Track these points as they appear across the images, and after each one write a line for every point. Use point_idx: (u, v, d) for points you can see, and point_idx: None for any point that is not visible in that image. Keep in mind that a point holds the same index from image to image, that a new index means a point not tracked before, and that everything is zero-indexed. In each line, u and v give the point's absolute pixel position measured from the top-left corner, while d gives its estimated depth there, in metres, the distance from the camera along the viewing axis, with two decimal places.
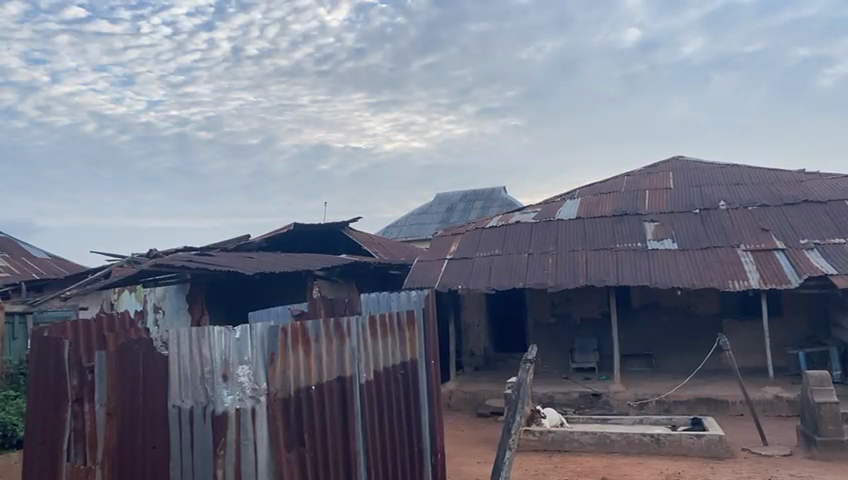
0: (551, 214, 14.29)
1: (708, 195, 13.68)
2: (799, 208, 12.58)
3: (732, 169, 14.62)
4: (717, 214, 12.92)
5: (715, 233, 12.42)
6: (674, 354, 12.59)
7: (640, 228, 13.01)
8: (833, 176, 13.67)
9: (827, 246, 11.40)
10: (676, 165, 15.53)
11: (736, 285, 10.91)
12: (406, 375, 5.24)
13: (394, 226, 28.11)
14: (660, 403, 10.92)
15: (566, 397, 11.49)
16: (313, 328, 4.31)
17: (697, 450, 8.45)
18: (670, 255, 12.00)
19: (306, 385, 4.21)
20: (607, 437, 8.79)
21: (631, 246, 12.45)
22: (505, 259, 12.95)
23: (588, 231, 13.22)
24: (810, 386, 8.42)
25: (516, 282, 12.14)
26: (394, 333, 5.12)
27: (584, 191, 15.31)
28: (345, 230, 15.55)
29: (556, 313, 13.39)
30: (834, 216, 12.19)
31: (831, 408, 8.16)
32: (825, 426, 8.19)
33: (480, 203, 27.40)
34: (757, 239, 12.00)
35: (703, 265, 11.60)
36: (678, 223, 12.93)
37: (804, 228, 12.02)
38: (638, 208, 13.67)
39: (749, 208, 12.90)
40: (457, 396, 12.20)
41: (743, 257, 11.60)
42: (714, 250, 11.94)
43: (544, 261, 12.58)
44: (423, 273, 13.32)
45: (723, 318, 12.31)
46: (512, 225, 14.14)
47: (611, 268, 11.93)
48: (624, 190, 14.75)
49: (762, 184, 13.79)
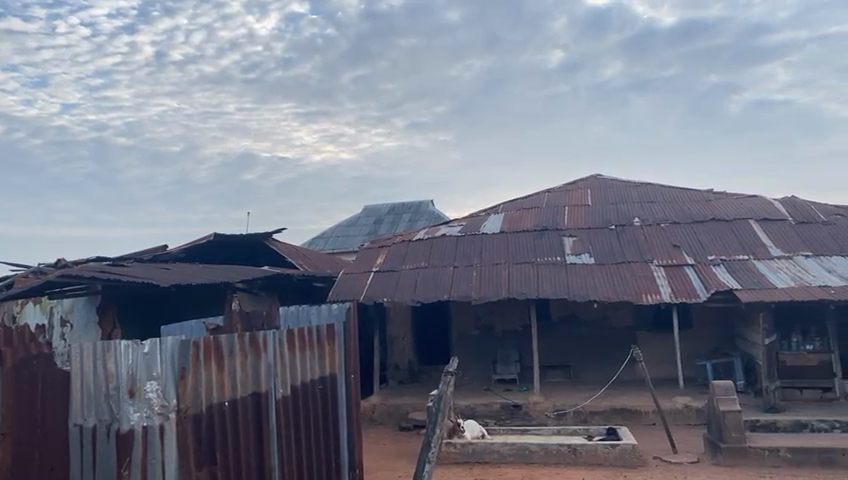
0: (476, 228, 14.48)
1: (624, 212, 14.22)
2: (707, 226, 13.27)
3: (646, 188, 15.26)
4: (631, 230, 13.47)
5: (629, 249, 12.91)
6: (591, 365, 12.97)
7: (560, 243, 13.37)
8: (738, 197, 14.50)
9: (731, 262, 12.04)
10: (594, 182, 16.08)
11: (650, 298, 11.35)
12: (326, 391, 5.16)
13: (319, 237, 27.87)
14: (578, 413, 11.22)
15: (488, 408, 11.63)
16: (227, 343, 4.19)
17: (611, 459, 8.72)
18: (587, 268, 12.40)
19: (219, 401, 4.09)
20: (526, 448, 8.94)
21: (551, 261, 12.77)
22: (430, 272, 13.02)
23: (511, 245, 13.48)
24: (716, 395, 8.83)
25: (441, 294, 12.22)
26: (312, 347, 5.05)
27: (508, 206, 15.61)
28: (268, 242, 15.26)
29: (480, 326, 13.55)
30: (738, 233, 12.93)
31: (735, 416, 8.59)
32: (730, 434, 8.61)
33: (408, 216, 27.53)
34: (669, 255, 12.54)
35: (618, 280, 12.02)
36: (596, 239, 13.38)
37: (711, 245, 12.68)
38: (558, 223, 14.06)
39: (661, 225, 13.51)
40: (380, 409, 12.15)
41: (656, 271, 12.12)
42: (629, 265, 12.40)
43: (468, 274, 12.74)
44: (347, 285, 13.23)
45: (637, 330, 12.80)
46: (438, 239, 14.26)
47: (532, 281, 12.22)
48: (545, 206, 15.14)
49: (673, 203, 14.46)
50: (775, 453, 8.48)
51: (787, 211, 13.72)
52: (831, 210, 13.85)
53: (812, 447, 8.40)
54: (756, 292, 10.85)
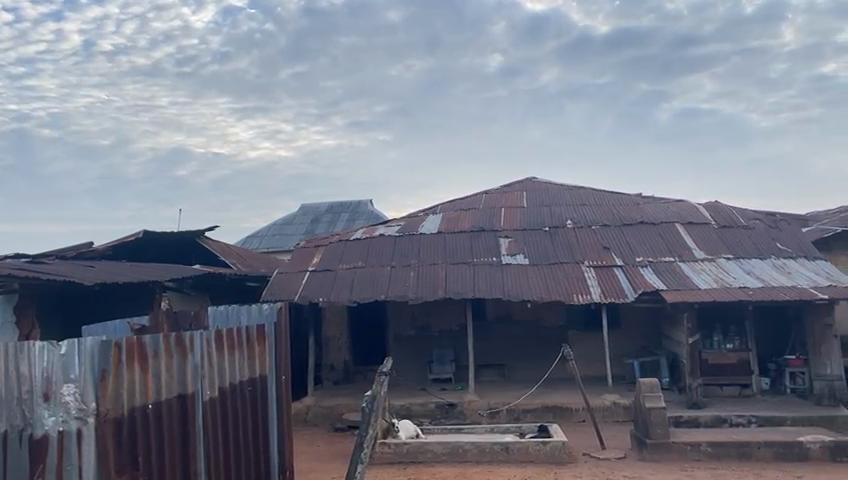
0: (413, 228, 14.51)
1: (558, 214, 14.52)
2: (636, 229, 13.70)
3: (579, 191, 15.64)
4: (565, 232, 13.77)
5: (562, 250, 13.20)
6: (525, 364, 13.19)
7: (495, 244, 13.55)
8: (665, 201, 15.04)
9: (658, 264, 12.47)
10: (530, 185, 16.36)
11: (581, 298, 11.64)
12: (255, 392, 5.06)
13: (255, 235, 27.36)
14: (511, 411, 11.40)
15: (423, 408, 11.68)
16: (152, 343, 4.05)
17: (542, 457, 8.89)
18: (522, 269, 12.61)
19: (143, 404, 3.95)
20: (460, 447, 9.00)
21: (486, 261, 12.93)
22: (366, 272, 12.97)
23: (448, 246, 13.57)
24: (642, 393, 9.13)
25: (377, 294, 12.19)
26: (242, 348, 4.94)
27: (445, 206, 15.70)
28: (199, 240, 14.86)
29: (416, 326, 13.57)
30: (665, 236, 13.41)
31: (660, 413, 8.89)
32: (655, 430, 8.91)
33: (346, 215, 27.35)
34: (600, 256, 12.89)
35: (551, 280, 12.27)
36: (530, 240, 13.62)
37: (639, 247, 13.10)
38: (494, 224, 14.24)
39: (593, 227, 13.87)
40: (314, 410, 12.02)
41: (587, 272, 12.43)
42: (562, 266, 12.68)
43: (405, 274, 12.75)
44: (282, 285, 13.03)
45: (569, 330, 13.10)
46: (375, 238, 14.21)
47: (468, 281, 12.33)
48: (481, 207, 15.30)
49: (605, 206, 14.87)
50: (696, 448, 8.81)
51: (710, 216, 14.32)
52: (750, 215, 14.54)
53: (730, 441, 8.79)
54: (681, 293, 11.28)
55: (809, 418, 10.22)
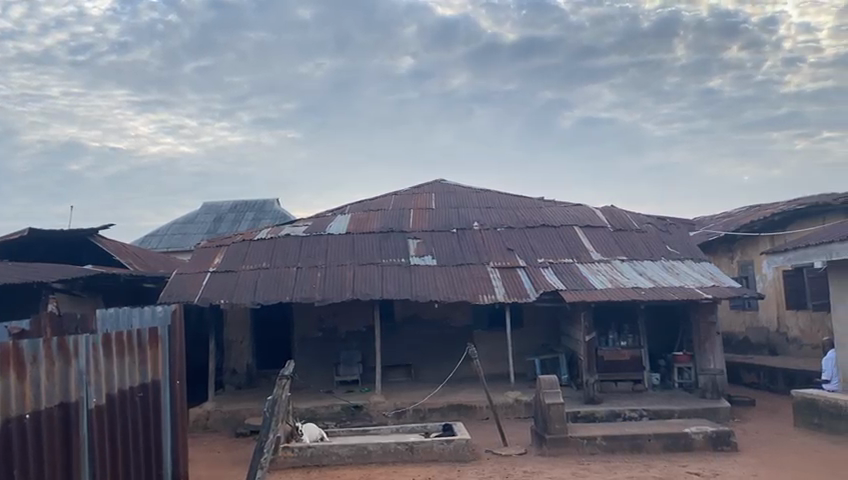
0: (321, 228, 14.33)
1: (465, 216, 14.76)
2: (538, 232, 14.15)
3: (486, 194, 15.96)
4: (471, 234, 14.03)
5: (469, 252, 13.42)
6: (430, 364, 13.32)
7: (404, 245, 13.60)
8: (567, 205, 15.60)
9: (559, 265, 12.91)
10: (438, 187, 16.54)
11: (486, 298, 11.88)
12: (147, 398, 4.84)
13: (152, 234, 26.19)
14: (417, 411, 11.48)
15: (329, 410, 11.56)
16: (31, 348, 3.77)
17: (446, 455, 9.00)
18: (429, 270, 12.74)
19: (19, 414, 3.67)
20: (365, 448, 8.98)
21: (395, 262, 12.95)
22: (271, 273, 12.69)
23: (356, 247, 13.50)
24: (542, 389, 9.42)
25: (283, 295, 11.95)
26: (132, 351, 4.71)
27: (354, 207, 15.62)
28: (91, 238, 14.04)
29: (322, 328, 13.39)
30: (565, 239, 13.92)
31: (559, 409, 9.19)
32: (554, 425, 9.22)
33: (251, 215, 26.67)
34: (504, 258, 13.21)
35: (457, 281, 12.45)
36: (437, 242, 13.77)
37: (542, 249, 13.53)
38: (403, 225, 14.29)
39: (498, 229, 14.20)
40: (215, 415, 11.63)
41: (492, 273, 12.71)
42: (469, 267, 12.90)
43: (311, 275, 12.57)
44: (181, 286, 12.54)
45: (474, 329, 13.33)
46: (280, 238, 13.94)
47: (375, 282, 12.30)
48: (390, 208, 15.32)
49: (510, 209, 15.25)
50: (592, 442, 9.18)
51: (608, 220, 14.98)
52: (644, 219, 15.32)
53: (623, 434, 9.21)
54: (580, 293, 11.72)
55: (694, 411, 10.90)
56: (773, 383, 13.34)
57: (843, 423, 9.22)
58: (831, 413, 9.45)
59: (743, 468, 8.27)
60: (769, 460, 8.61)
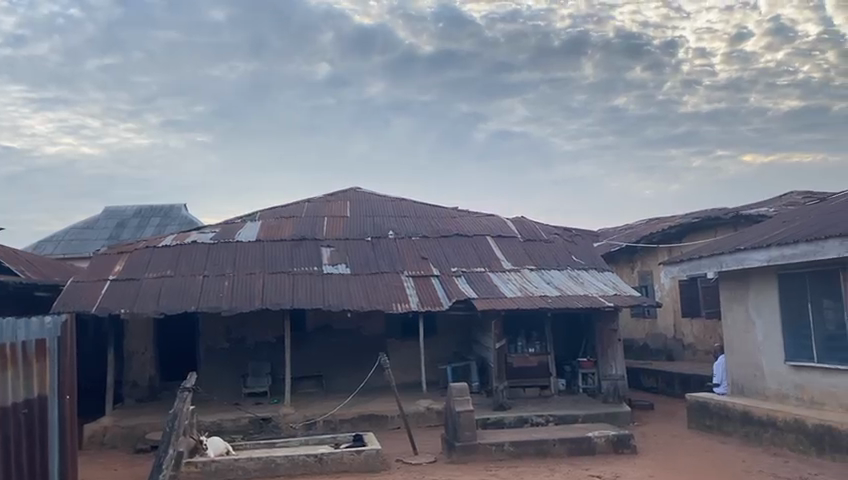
0: (231, 235, 13.95)
1: (379, 225, 14.75)
2: (452, 241, 14.33)
3: (400, 203, 16.01)
4: (385, 242, 14.03)
5: (383, 260, 13.41)
6: (342, 374, 13.19)
7: (317, 253, 13.44)
8: (479, 215, 15.89)
9: (471, 274, 13.12)
10: (353, 194, 16.46)
11: (399, 307, 11.89)
12: (32, 416, 4.53)
13: (48, 239, 24.70)
14: (327, 422, 11.32)
15: (236, 423, 11.22)
16: None
17: (356, 466, 8.92)
18: (342, 279, 12.63)
19: None
20: (273, 461, 8.76)
21: (307, 270, 12.77)
22: (177, 282, 12.22)
23: (266, 254, 13.20)
24: (453, 397, 9.52)
25: (188, 305, 11.53)
26: (16, 366, 4.42)
27: (267, 213, 15.30)
28: None
29: (231, 338, 13.01)
30: (478, 248, 14.16)
31: (468, 416, 9.32)
32: (463, 433, 9.32)
33: (157, 220, 25.64)
34: (418, 266, 13.29)
35: (370, 289, 12.41)
36: (351, 250, 13.68)
37: (455, 258, 13.70)
38: (316, 233, 14.11)
39: (412, 238, 14.27)
40: (113, 431, 11.03)
41: (406, 282, 12.75)
42: (382, 276, 12.89)
43: (219, 284, 12.19)
44: (78, 295, 11.87)
45: (387, 339, 13.31)
46: (187, 245, 13.46)
47: (287, 291, 12.07)
48: (303, 215, 15.10)
49: (424, 218, 15.38)
50: (500, 448, 9.35)
51: (518, 230, 15.38)
52: (552, 230, 15.82)
53: (530, 440, 9.42)
54: (491, 301, 11.94)
55: (597, 415, 11.32)
56: (670, 387, 14.04)
57: (731, 423, 9.81)
58: (721, 415, 10.02)
59: (640, 469, 8.64)
60: (665, 461, 9.05)
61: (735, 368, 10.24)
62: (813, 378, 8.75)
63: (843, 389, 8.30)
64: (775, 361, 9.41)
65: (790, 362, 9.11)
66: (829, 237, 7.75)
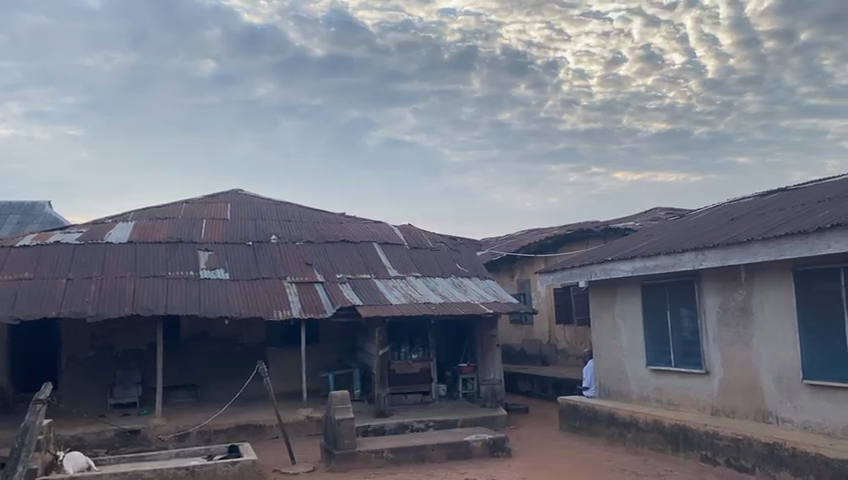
0: (99, 236, 13.09)
1: (262, 229, 14.39)
2: (337, 247, 14.22)
3: (285, 207, 15.70)
4: (268, 247, 13.70)
5: (264, 265, 13.09)
6: (219, 383, 12.71)
7: (194, 257, 12.89)
8: (365, 221, 15.89)
9: (355, 280, 13.08)
10: (235, 196, 15.95)
11: (280, 314, 11.63)
12: None
13: None
14: (201, 433, 10.85)
15: (100, 437, 10.51)
16: None
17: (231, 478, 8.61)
18: (221, 284, 12.19)
19: None
20: (139, 475, 8.26)
21: (182, 275, 12.21)
22: (36, 285, 11.29)
23: (139, 257, 12.50)
24: (333, 405, 9.43)
25: (46, 310, 10.69)
26: None
27: (140, 214, 14.49)
28: None
29: (97, 346, 12.18)
30: (363, 255, 14.15)
31: (349, 423, 9.26)
32: (343, 441, 9.25)
33: (16, 218, 23.64)
34: (302, 272, 13.07)
35: (251, 295, 12.06)
36: (231, 254, 13.23)
37: (339, 264, 13.60)
38: (194, 236, 13.54)
39: (296, 243, 14.03)
40: None
41: (288, 288, 12.50)
42: (263, 282, 12.56)
43: (85, 287, 11.40)
44: None
45: (268, 346, 12.98)
46: (49, 245, 12.48)
47: (160, 296, 11.48)
48: (180, 217, 14.44)
49: (308, 223, 15.17)
50: (380, 455, 9.34)
51: (404, 237, 15.50)
52: (437, 238, 16.09)
53: (409, 446, 9.49)
54: (375, 308, 11.93)
55: (475, 420, 11.61)
56: (544, 390, 14.64)
57: (598, 425, 10.37)
58: (589, 417, 10.57)
59: (514, 471, 8.94)
60: (536, 463, 9.40)
61: (603, 372, 10.85)
62: (671, 380, 9.44)
63: (695, 390, 9.01)
64: (638, 365, 10.05)
65: (650, 366, 9.78)
66: (685, 250, 8.40)
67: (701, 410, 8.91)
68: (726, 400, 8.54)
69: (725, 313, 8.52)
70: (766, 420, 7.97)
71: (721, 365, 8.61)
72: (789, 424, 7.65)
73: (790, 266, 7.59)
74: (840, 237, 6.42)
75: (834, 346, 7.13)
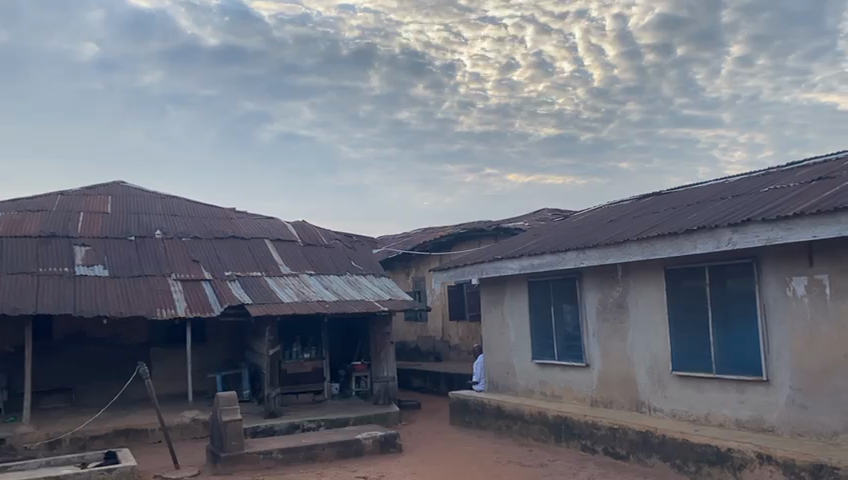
0: None
1: (145, 224, 13.70)
2: (226, 243, 13.78)
3: (171, 201, 15.03)
4: (151, 243, 13.06)
5: (148, 262, 12.46)
6: (96, 386, 11.99)
7: (69, 252, 12.07)
8: (257, 217, 15.49)
9: (245, 278, 12.72)
10: (116, 189, 15.08)
11: (163, 313, 11.11)
12: None
13: None
14: (75, 439, 10.20)
15: None
16: None
17: None
18: (98, 282, 11.49)
19: None
20: None
21: (55, 272, 11.41)
22: None
23: (5, 252, 11.56)
24: (220, 406, 9.14)
25: None
26: None
27: (8, 205, 13.40)
28: None
29: None
30: (254, 252, 13.80)
31: (236, 425, 9.01)
32: (230, 443, 8.98)
33: None
34: (188, 269, 12.56)
35: (132, 294, 11.45)
36: (111, 250, 12.51)
37: (229, 261, 13.18)
38: (69, 230, 12.68)
39: (183, 239, 13.46)
40: None
41: (173, 285, 11.98)
42: (146, 279, 11.96)
43: None
44: None
45: (150, 346, 12.39)
46: None
47: (29, 295, 10.66)
48: (54, 210, 13.48)
49: (197, 218, 14.61)
50: (268, 455, 9.15)
51: (297, 233, 15.25)
52: (332, 235, 15.94)
53: (299, 445, 9.35)
54: (265, 306, 11.66)
55: (366, 417, 11.62)
56: (436, 386, 14.89)
57: (486, 418, 10.66)
58: (478, 411, 10.85)
59: (404, 466, 9.03)
60: (427, 457, 9.55)
61: (492, 368, 11.17)
62: (554, 374, 9.85)
63: (577, 383, 9.46)
64: (524, 360, 10.42)
65: (536, 360, 10.16)
66: (568, 249, 8.79)
67: (581, 402, 9.37)
68: (604, 392, 9.02)
69: (604, 309, 9.00)
70: (639, 409, 8.49)
71: (600, 359, 9.09)
72: (659, 412, 8.20)
73: (662, 265, 8.11)
74: (705, 239, 6.94)
75: (698, 340, 7.71)
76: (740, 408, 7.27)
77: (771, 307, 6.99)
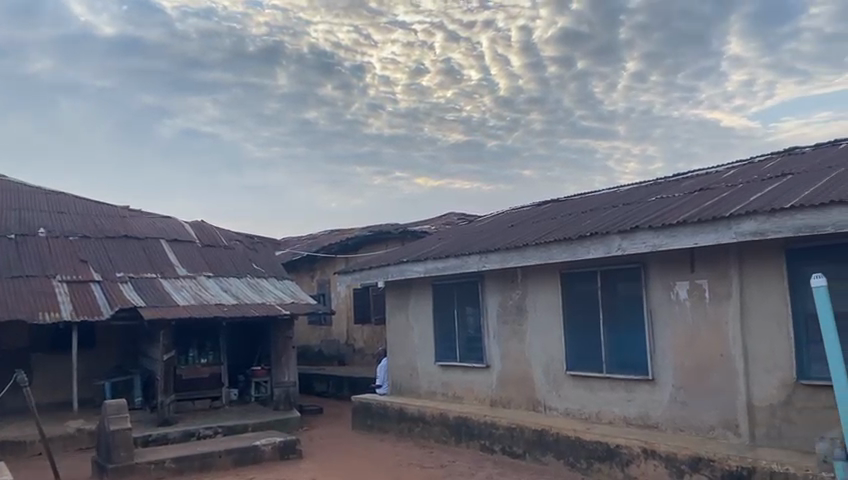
0: None
1: (28, 221, 12.80)
2: (118, 243, 13.09)
3: (58, 197, 14.12)
4: (34, 241, 12.20)
5: (29, 262, 11.64)
6: None
7: None
8: (152, 216, 14.82)
9: (139, 280, 12.13)
10: None
11: (46, 316, 10.41)
12: None
13: None
14: None
15: None
16: None
17: None
18: None
19: None
20: None
21: None
22: None
23: None
24: (108, 415, 8.64)
25: None
26: None
27: None
28: None
29: None
30: (149, 252, 13.19)
31: (125, 434, 8.55)
32: (118, 453, 8.50)
33: None
34: (75, 270, 11.83)
35: (10, 296, 10.66)
36: None
37: (121, 262, 12.53)
38: None
39: (70, 238, 12.68)
40: None
41: (58, 287, 11.25)
42: (27, 281, 11.16)
43: None
44: None
45: (32, 353, 11.57)
46: None
47: None
48: None
49: (86, 216, 13.80)
50: (160, 465, 8.75)
51: (196, 234, 14.72)
52: (233, 236, 15.49)
53: (194, 454, 9.00)
54: (159, 309, 11.16)
55: (266, 423, 11.37)
56: (340, 390, 14.75)
57: (388, 421, 10.67)
58: (381, 414, 10.84)
59: (305, 472, 8.90)
60: (329, 462, 9.46)
61: (394, 370, 11.20)
62: (455, 375, 9.99)
63: (477, 384, 9.64)
64: (427, 362, 10.52)
65: (438, 362, 10.27)
66: (471, 253, 8.95)
67: (482, 402, 9.56)
68: (504, 392, 9.24)
69: (504, 311, 9.23)
70: (536, 409, 8.76)
71: (500, 359, 9.30)
72: (554, 411, 8.49)
73: (559, 269, 8.41)
74: (597, 244, 7.26)
75: (591, 341, 8.04)
76: (629, 406, 7.63)
77: (657, 311, 7.40)
